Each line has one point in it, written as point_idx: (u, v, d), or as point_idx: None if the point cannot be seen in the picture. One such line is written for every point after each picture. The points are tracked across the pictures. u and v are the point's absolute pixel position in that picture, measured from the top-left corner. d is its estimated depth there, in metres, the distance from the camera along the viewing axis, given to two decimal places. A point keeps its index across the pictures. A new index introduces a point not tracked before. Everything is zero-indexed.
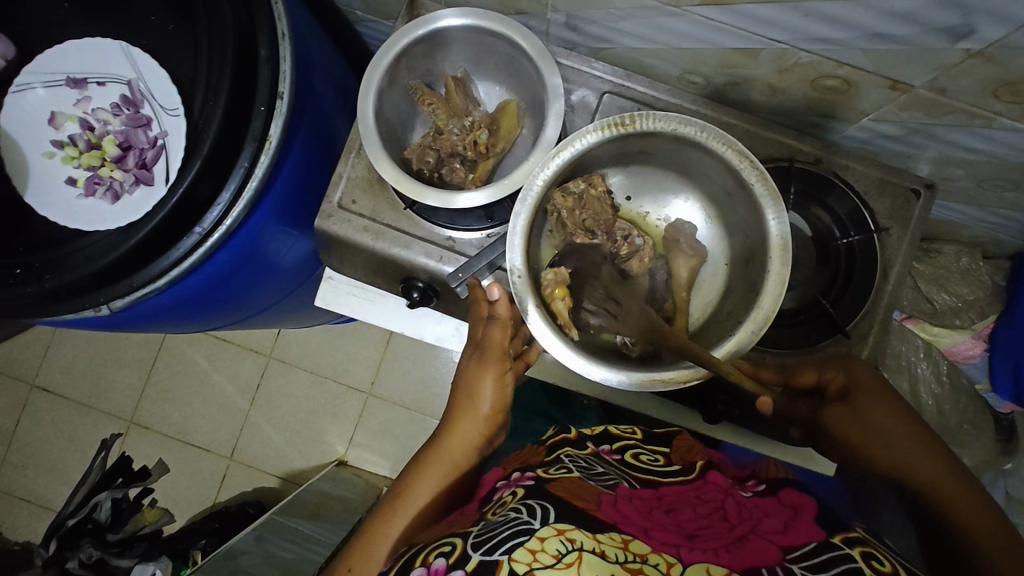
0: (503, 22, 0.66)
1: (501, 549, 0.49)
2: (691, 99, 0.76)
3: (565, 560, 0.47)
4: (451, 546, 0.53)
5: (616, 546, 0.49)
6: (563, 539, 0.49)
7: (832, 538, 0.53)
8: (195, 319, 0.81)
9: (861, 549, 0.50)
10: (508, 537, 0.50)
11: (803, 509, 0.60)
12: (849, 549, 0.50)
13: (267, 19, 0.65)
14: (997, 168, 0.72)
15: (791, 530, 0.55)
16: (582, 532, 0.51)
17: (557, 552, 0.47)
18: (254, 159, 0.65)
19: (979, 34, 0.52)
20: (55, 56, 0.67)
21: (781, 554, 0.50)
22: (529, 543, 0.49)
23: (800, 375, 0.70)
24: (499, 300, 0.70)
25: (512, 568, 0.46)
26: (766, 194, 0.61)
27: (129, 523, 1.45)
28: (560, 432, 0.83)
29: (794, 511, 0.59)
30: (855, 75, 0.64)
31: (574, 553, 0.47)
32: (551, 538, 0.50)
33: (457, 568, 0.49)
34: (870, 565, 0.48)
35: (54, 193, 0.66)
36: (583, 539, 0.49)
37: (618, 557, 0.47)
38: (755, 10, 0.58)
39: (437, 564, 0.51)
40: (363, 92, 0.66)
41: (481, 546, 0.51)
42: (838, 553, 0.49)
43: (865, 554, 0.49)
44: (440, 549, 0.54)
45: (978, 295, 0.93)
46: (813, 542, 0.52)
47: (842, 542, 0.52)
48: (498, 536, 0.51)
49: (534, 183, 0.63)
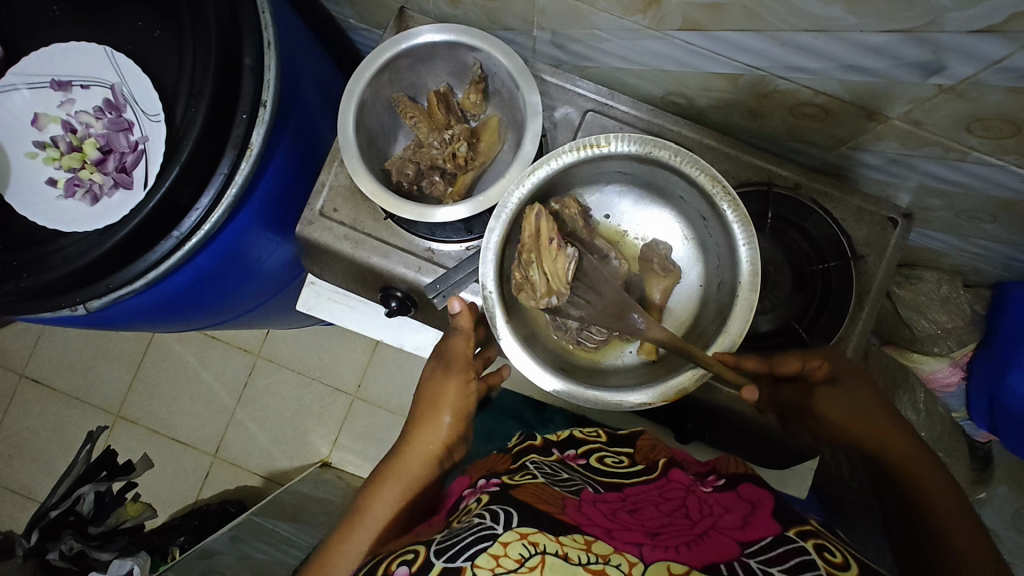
0: (484, 39, 0.67)
1: (465, 555, 0.49)
2: (673, 120, 0.77)
3: (528, 564, 0.47)
4: (414, 553, 0.54)
5: (578, 548, 0.50)
6: (526, 543, 0.50)
7: (787, 532, 0.54)
8: (174, 320, 0.82)
9: (814, 542, 0.52)
10: (473, 542, 0.51)
11: (761, 503, 0.61)
12: (804, 542, 0.52)
13: (252, 28, 0.65)
14: (974, 200, 0.72)
15: (748, 525, 0.56)
16: (545, 535, 0.51)
17: (521, 556, 0.48)
18: (235, 165, 0.66)
19: (950, 71, 0.52)
20: (42, 57, 0.67)
21: (739, 550, 0.51)
22: (491, 549, 0.50)
23: (783, 363, 0.66)
24: (460, 313, 0.70)
25: None
26: (737, 219, 0.61)
27: (112, 517, 1.42)
28: (526, 438, 0.81)
29: (752, 505, 0.60)
30: (832, 103, 0.64)
31: (537, 556, 0.48)
32: (515, 542, 0.50)
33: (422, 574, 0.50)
34: (823, 558, 0.49)
35: (34, 192, 0.67)
36: (546, 542, 0.50)
37: (580, 559, 0.48)
38: (732, 36, 0.59)
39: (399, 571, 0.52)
40: (346, 104, 0.67)
41: (446, 552, 0.51)
42: (793, 546, 0.51)
43: (817, 547, 0.51)
44: (404, 556, 0.54)
45: (958, 324, 0.93)
46: (769, 536, 0.53)
47: (796, 535, 0.53)
48: (460, 544, 0.51)
49: (508, 201, 0.64)
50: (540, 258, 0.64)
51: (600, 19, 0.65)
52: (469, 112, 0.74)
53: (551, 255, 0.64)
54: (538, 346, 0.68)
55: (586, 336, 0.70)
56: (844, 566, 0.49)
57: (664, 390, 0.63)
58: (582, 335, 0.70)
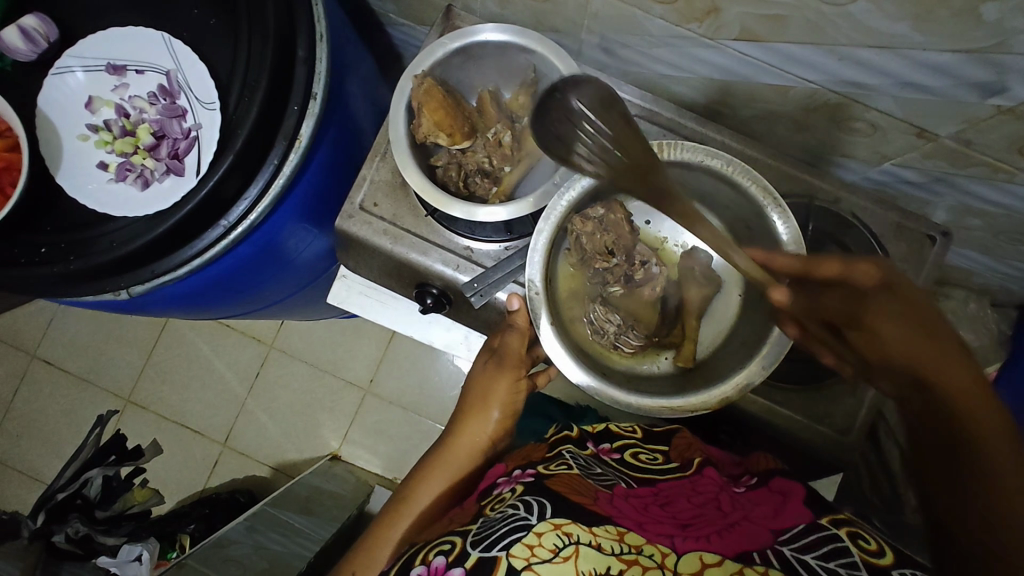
0: (540, 41, 0.66)
1: (500, 544, 0.50)
2: (716, 129, 0.77)
3: (562, 554, 0.49)
4: (451, 544, 0.55)
5: (612, 538, 0.51)
6: (559, 533, 0.51)
7: (819, 520, 0.55)
8: (209, 307, 0.82)
9: (847, 530, 0.53)
10: (508, 531, 0.52)
11: (793, 495, 0.60)
12: (836, 531, 0.53)
13: (307, 20, 0.65)
14: (1014, 222, 0.72)
15: (781, 513, 0.57)
16: (579, 525, 0.52)
17: (554, 546, 0.49)
18: (284, 156, 0.66)
19: (1011, 92, 0.52)
20: (98, 41, 0.67)
21: (771, 537, 0.52)
22: (526, 538, 0.50)
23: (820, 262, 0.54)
24: (517, 311, 0.71)
25: (511, 564, 0.48)
26: (788, 232, 0.62)
27: (118, 502, 1.46)
28: (563, 428, 0.81)
29: (783, 497, 0.60)
30: (882, 119, 0.65)
31: (571, 547, 0.49)
32: (550, 532, 0.51)
33: (458, 564, 0.51)
34: (858, 545, 0.51)
35: (85, 175, 0.67)
36: (580, 532, 0.51)
37: (614, 550, 0.49)
38: (790, 49, 0.59)
39: (437, 561, 0.54)
40: (395, 102, 0.68)
41: (481, 542, 0.52)
42: (825, 534, 0.52)
43: (852, 535, 0.53)
44: (440, 546, 0.56)
45: (984, 342, 0.94)
46: (801, 526, 0.54)
47: (830, 524, 0.54)
48: (496, 533, 0.52)
49: (557, 203, 0.65)
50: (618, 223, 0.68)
51: (655, 26, 0.65)
52: (516, 113, 0.74)
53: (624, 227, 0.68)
54: (578, 348, 0.68)
55: (623, 339, 0.71)
56: (879, 553, 0.51)
57: (707, 398, 0.63)
58: (620, 337, 0.71)
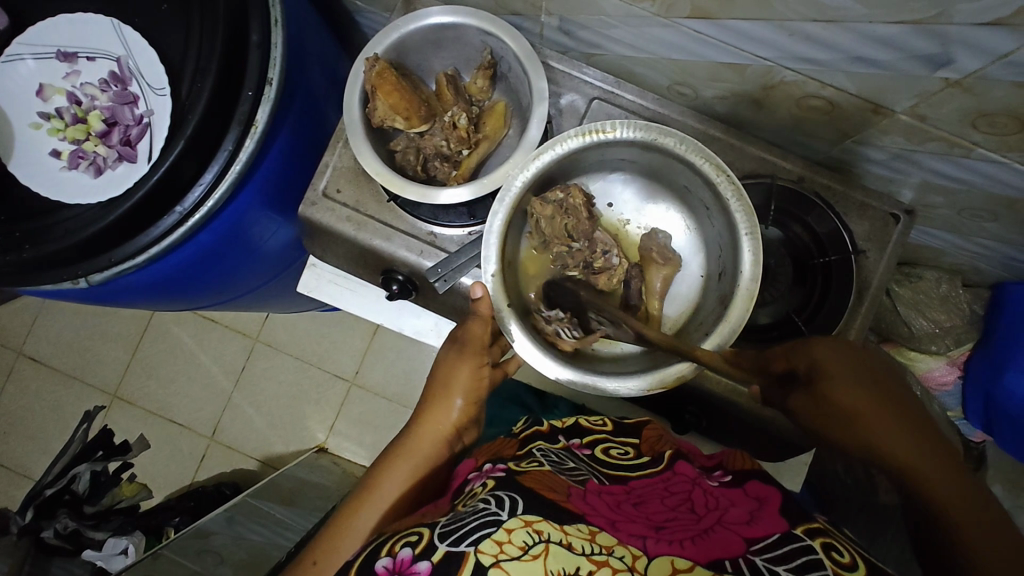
0: (493, 22, 0.67)
1: (468, 540, 0.49)
2: (679, 110, 0.77)
3: (531, 552, 0.48)
4: (418, 535, 0.54)
5: (583, 538, 0.51)
6: (530, 531, 0.50)
7: (795, 530, 0.53)
8: (177, 297, 0.82)
9: (821, 541, 0.51)
10: (477, 526, 0.51)
11: (768, 501, 0.59)
12: (811, 542, 0.51)
13: (260, 5, 0.65)
14: (976, 199, 0.72)
15: (756, 521, 0.55)
16: (549, 523, 0.52)
17: (524, 544, 0.49)
18: (239, 142, 0.65)
19: (957, 64, 0.52)
20: (47, 28, 0.67)
21: (744, 547, 0.51)
22: (495, 535, 0.50)
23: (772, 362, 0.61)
24: (481, 298, 0.70)
25: (478, 560, 0.48)
26: (740, 209, 0.62)
27: (106, 497, 1.46)
28: (532, 424, 0.81)
29: (759, 503, 0.59)
30: (838, 96, 0.64)
31: (540, 544, 0.49)
32: (519, 529, 0.50)
33: (425, 557, 0.50)
34: (830, 557, 0.49)
35: (38, 163, 0.67)
36: (550, 530, 0.51)
37: (584, 549, 0.49)
38: (740, 25, 0.59)
39: (403, 553, 0.52)
40: (349, 88, 0.68)
41: (449, 535, 0.51)
42: (800, 545, 0.50)
43: (826, 546, 0.50)
44: (408, 537, 0.54)
45: (957, 322, 0.93)
46: (776, 533, 0.53)
47: (804, 534, 0.52)
48: (464, 527, 0.52)
49: (512, 184, 0.64)
50: (570, 221, 0.68)
51: (610, 6, 0.65)
52: (475, 97, 0.74)
53: (570, 212, 0.68)
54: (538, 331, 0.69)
55: (565, 327, 0.68)
56: (851, 567, 0.48)
57: (663, 378, 0.63)
58: (564, 324, 0.68)
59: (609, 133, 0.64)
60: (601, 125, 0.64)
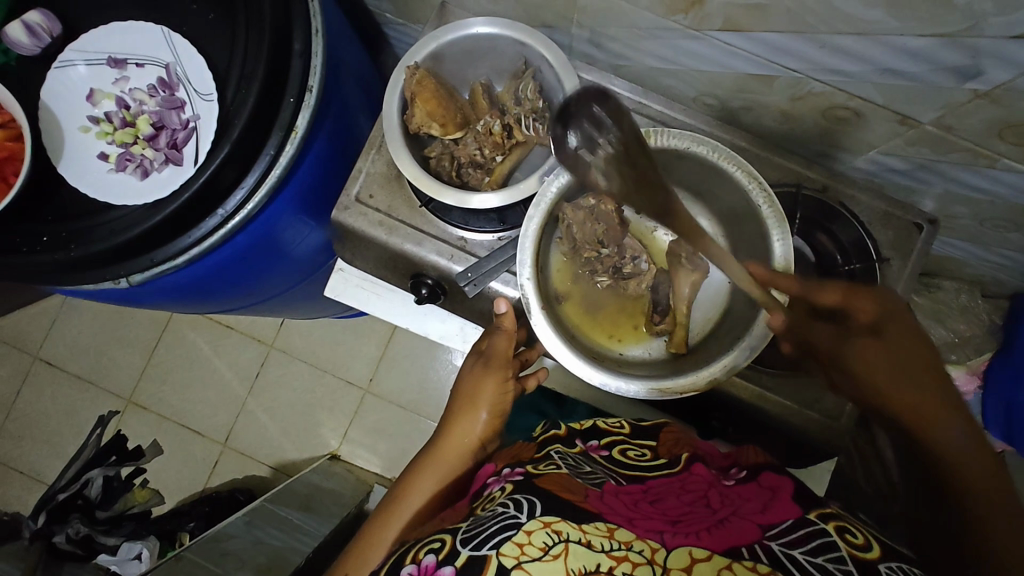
0: (531, 34, 0.69)
1: (489, 544, 0.50)
2: (705, 120, 0.79)
3: (552, 552, 0.49)
4: (440, 542, 0.54)
5: (601, 534, 0.51)
6: (549, 531, 0.51)
7: (808, 515, 0.54)
8: (206, 300, 0.83)
9: (834, 525, 0.53)
10: (498, 529, 0.52)
11: (782, 489, 0.59)
12: (824, 526, 0.52)
13: (303, 15, 0.67)
14: (999, 209, 0.73)
15: (770, 509, 0.56)
16: (568, 522, 0.52)
17: (544, 544, 0.50)
18: (280, 147, 0.67)
19: (986, 76, 0.54)
20: (100, 35, 0.70)
21: (760, 534, 0.52)
22: (516, 537, 0.51)
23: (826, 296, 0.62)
24: (505, 313, 0.74)
25: (501, 563, 0.49)
26: (771, 215, 0.63)
27: (119, 503, 1.46)
28: (551, 428, 0.81)
29: (772, 492, 0.59)
30: (865, 107, 0.66)
31: (561, 544, 0.50)
32: (539, 530, 0.51)
33: (448, 563, 0.51)
34: (846, 541, 0.51)
35: (84, 165, 0.68)
36: (569, 530, 0.51)
37: (604, 546, 0.50)
38: (773, 38, 0.60)
39: (426, 561, 0.52)
40: (388, 97, 0.70)
41: (471, 540, 0.52)
42: (812, 535, 0.51)
43: (840, 530, 0.52)
44: (431, 544, 0.55)
45: (972, 333, 0.94)
46: (790, 520, 0.54)
47: (818, 519, 0.54)
48: (486, 530, 0.52)
49: (547, 190, 0.65)
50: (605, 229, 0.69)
51: (642, 19, 0.67)
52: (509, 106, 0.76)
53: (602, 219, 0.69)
54: (570, 336, 0.70)
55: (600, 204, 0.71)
56: (865, 548, 0.51)
57: (696, 380, 0.64)
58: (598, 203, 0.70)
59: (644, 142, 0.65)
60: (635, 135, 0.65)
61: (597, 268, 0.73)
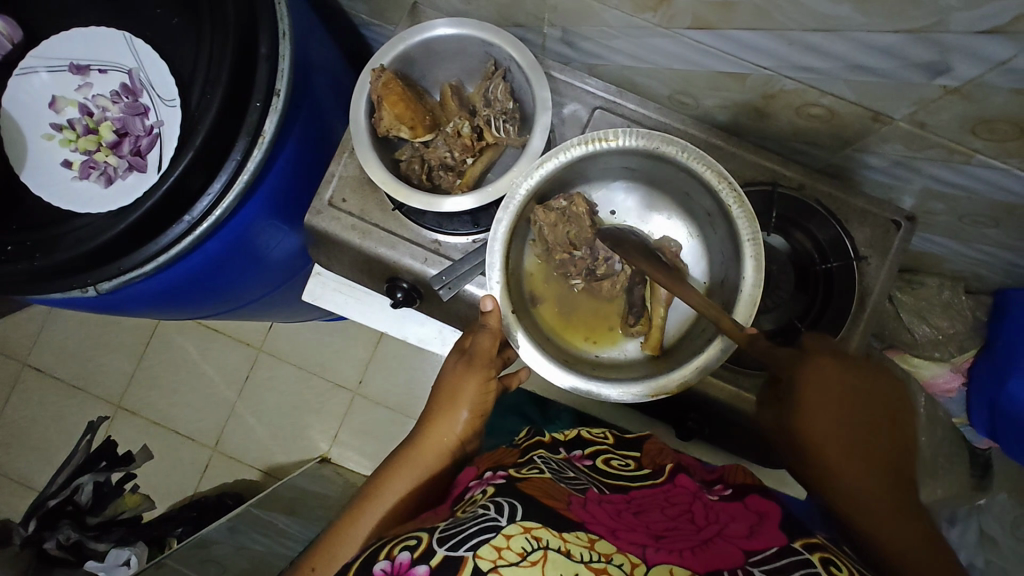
0: (499, 35, 0.68)
1: (467, 546, 0.49)
2: (680, 119, 0.78)
3: (530, 558, 0.47)
4: (417, 540, 0.53)
5: (582, 545, 0.50)
6: (528, 537, 0.50)
7: (793, 544, 0.53)
8: (182, 306, 0.82)
9: (820, 555, 0.50)
10: (476, 533, 0.51)
11: (769, 516, 0.59)
12: (810, 555, 0.50)
13: (269, 18, 0.67)
14: (977, 205, 0.72)
15: (755, 535, 0.55)
16: (547, 530, 0.51)
17: (523, 549, 0.48)
18: (247, 152, 0.66)
19: (955, 72, 0.53)
20: (62, 41, 0.69)
21: (743, 558, 0.51)
22: (494, 540, 0.50)
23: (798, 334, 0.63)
24: (490, 312, 0.65)
25: (476, 565, 0.47)
26: (742, 215, 0.62)
27: (109, 508, 1.46)
28: (535, 434, 0.81)
29: (760, 518, 0.58)
30: (837, 104, 0.65)
31: (539, 551, 0.48)
32: (518, 535, 0.50)
33: (423, 561, 0.50)
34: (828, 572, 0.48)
35: (48, 173, 0.68)
36: (549, 537, 0.50)
37: (582, 556, 0.48)
38: (741, 35, 0.60)
39: (401, 557, 0.51)
40: (356, 101, 0.69)
41: (448, 541, 0.51)
42: (797, 558, 0.50)
43: (824, 561, 0.50)
44: (406, 542, 0.53)
45: (959, 329, 0.94)
46: (775, 547, 0.52)
47: (802, 548, 0.52)
48: (465, 532, 0.52)
49: (516, 192, 0.65)
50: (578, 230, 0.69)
51: (611, 18, 0.66)
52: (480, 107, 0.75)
53: (574, 220, 0.69)
54: (543, 339, 0.69)
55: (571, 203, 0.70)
56: None
57: (669, 382, 0.63)
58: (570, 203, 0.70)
59: (612, 140, 0.65)
60: (604, 134, 0.65)
61: (571, 273, 0.72)
